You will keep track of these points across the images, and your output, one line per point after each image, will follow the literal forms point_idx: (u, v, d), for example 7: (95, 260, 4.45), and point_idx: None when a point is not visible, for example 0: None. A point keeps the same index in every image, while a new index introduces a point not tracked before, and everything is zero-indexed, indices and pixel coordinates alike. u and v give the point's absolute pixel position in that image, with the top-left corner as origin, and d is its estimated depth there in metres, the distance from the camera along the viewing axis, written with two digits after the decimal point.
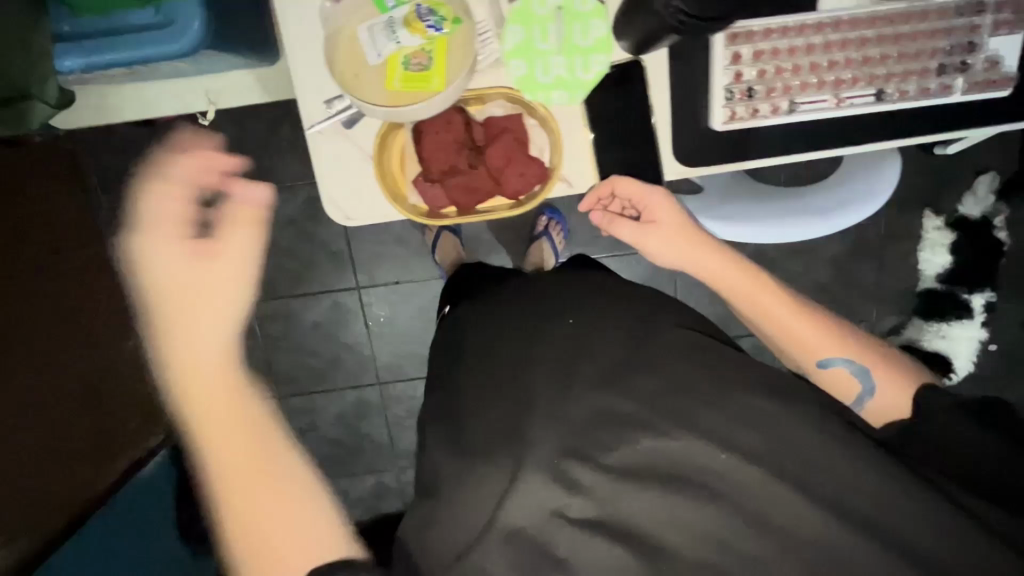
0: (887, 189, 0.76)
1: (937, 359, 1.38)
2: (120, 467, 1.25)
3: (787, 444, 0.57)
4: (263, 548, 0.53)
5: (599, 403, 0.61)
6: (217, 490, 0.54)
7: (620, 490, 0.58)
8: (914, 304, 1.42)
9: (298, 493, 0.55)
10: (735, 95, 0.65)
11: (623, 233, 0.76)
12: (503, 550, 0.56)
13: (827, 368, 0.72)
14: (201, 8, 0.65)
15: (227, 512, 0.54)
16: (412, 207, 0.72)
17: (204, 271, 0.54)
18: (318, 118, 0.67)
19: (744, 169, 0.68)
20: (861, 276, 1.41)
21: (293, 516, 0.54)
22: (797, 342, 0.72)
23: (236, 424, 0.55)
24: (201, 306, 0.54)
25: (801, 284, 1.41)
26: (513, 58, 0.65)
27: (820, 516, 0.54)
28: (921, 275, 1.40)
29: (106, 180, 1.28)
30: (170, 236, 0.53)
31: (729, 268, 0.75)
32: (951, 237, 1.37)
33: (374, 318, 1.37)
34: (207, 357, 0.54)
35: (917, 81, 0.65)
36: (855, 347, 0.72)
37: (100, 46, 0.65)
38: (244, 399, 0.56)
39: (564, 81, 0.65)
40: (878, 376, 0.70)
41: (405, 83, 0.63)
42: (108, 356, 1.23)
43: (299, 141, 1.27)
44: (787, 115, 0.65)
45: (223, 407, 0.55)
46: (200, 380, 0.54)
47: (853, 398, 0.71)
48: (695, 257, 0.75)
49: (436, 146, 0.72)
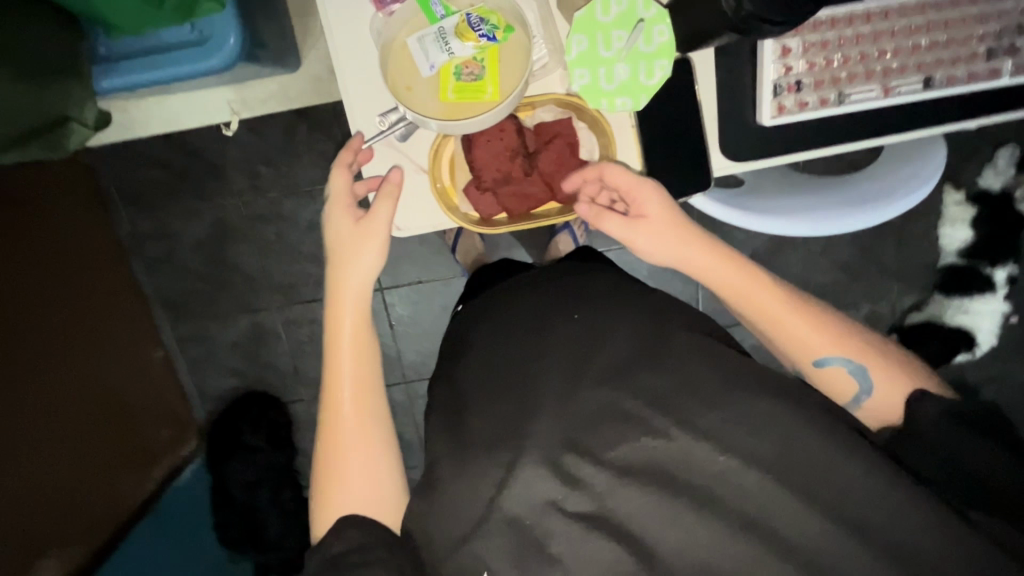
0: (936, 171, 0.74)
1: (960, 334, 1.36)
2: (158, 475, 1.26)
3: (789, 446, 0.54)
4: (333, 486, 0.64)
5: (612, 397, 0.58)
6: (327, 415, 0.66)
7: (619, 485, 0.56)
8: (936, 280, 1.39)
9: (381, 454, 0.65)
10: (783, 89, 0.64)
11: (611, 229, 0.69)
12: (502, 538, 0.55)
13: (825, 368, 0.66)
14: (236, 24, 0.70)
15: (329, 435, 0.66)
16: (464, 216, 0.72)
17: (353, 244, 0.68)
18: (369, 133, 0.69)
19: (788, 162, 0.69)
20: (882, 254, 1.40)
21: (371, 465, 0.64)
22: (789, 338, 0.66)
23: (352, 381, 0.67)
24: (350, 271, 0.68)
25: (822, 264, 1.40)
26: (576, 67, 0.62)
27: (808, 511, 0.52)
28: (942, 250, 1.37)
29: (128, 195, 1.29)
30: (341, 202, 0.70)
31: (721, 265, 0.67)
32: (973, 212, 1.34)
33: (398, 318, 1.38)
34: (346, 297, 0.68)
35: (965, 66, 0.65)
36: (853, 344, 0.66)
37: (141, 67, 0.71)
38: (364, 364, 0.68)
39: (627, 87, 0.63)
40: (879, 375, 0.64)
41: (459, 94, 0.65)
42: (142, 367, 1.25)
43: (316, 145, 1.27)
44: (836, 106, 0.65)
45: (345, 362, 0.67)
46: (336, 335, 0.68)
47: (851, 399, 0.66)
48: (685, 250, 0.68)
49: (489, 154, 0.73)
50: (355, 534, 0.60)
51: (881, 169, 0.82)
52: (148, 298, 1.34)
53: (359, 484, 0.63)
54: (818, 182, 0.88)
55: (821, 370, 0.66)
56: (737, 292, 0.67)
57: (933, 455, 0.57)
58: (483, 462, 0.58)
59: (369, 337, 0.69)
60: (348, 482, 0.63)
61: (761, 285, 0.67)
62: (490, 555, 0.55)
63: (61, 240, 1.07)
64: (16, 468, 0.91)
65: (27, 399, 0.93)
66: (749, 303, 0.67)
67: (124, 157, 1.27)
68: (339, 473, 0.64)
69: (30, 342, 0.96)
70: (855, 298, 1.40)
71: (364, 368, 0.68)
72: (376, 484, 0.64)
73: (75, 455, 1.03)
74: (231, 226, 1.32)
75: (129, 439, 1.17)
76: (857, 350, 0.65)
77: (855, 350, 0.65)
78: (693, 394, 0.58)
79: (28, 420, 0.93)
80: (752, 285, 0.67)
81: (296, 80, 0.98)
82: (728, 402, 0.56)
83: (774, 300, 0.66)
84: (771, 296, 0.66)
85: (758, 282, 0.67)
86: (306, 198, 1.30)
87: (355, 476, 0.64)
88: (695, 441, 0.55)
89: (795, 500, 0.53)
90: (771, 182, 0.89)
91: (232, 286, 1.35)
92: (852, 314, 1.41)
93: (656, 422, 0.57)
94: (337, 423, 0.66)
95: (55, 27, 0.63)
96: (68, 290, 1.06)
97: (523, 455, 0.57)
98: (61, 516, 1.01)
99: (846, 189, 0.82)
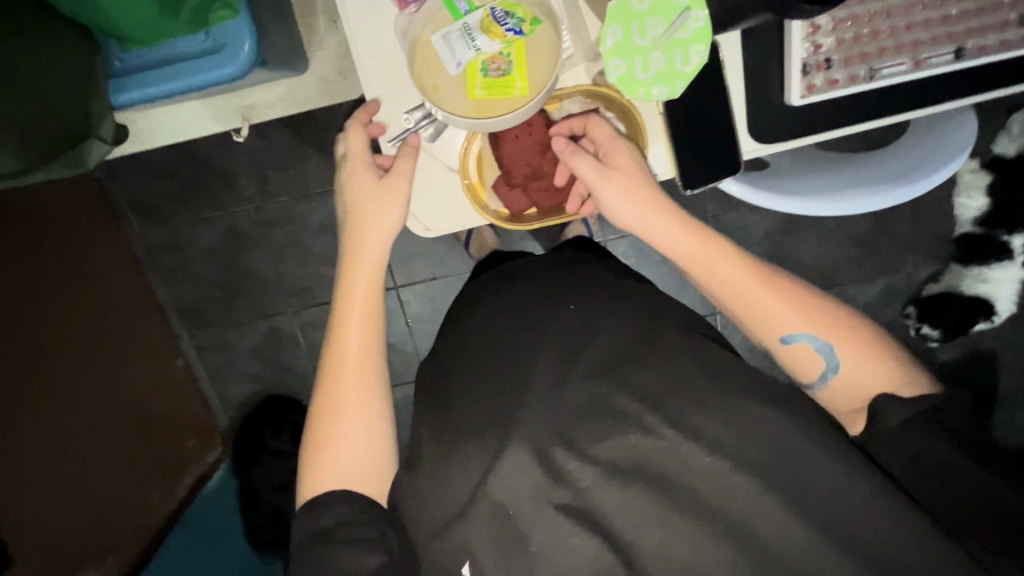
0: (965, 147, 0.73)
1: (977, 305, 1.29)
2: (186, 484, 1.27)
3: (769, 445, 0.54)
4: (328, 447, 0.63)
5: (596, 390, 0.59)
6: (331, 367, 0.66)
7: (605, 484, 0.56)
8: (951, 251, 1.35)
9: (381, 423, 0.65)
10: (812, 67, 0.63)
11: (580, 170, 0.67)
12: (484, 523, 0.56)
13: (793, 345, 0.64)
14: (250, 31, 0.73)
15: (326, 386, 0.66)
16: (494, 213, 0.73)
17: (368, 204, 0.68)
18: (393, 133, 0.70)
19: (816, 142, 0.68)
20: (897, 227, 1.38)
21: (364, 430, 0.64)
22: (756, 315, 0.65)
23: (359, 347, 0.66)
24: (367, 232, 0.68)
25: (837, 239, 1.38)
26: (613, 58, 0.59)
27: (770, 503, 0.53)
28: (957, 219, 1.33)
29: (139, 206, 1.29)
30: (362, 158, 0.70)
31: (682, 234, 0.67)
32: (987, 178, 1.26)
33: (413, 315, 1.36)
34: (364, 251, 0.68)
35: (996, 34, 0.64)
36: (821, 319, 0.64)
37: (157, 77, 0.75)
38: (371, 333, 0.67)
39: (663, 76, 0.60)
40: (846, 351, 0.63)
41: (487, 90, 0.66)
42: (165, 377, 1.26)
43: (324, 145, 1.26)
44: (867, 81, 0.64)
45: (353, 326, 0.67)
46: (348, 298, 0.68)
47: (817, 377, 0.65)
48: (652, 212, 0.67)
49: (517, 151, 0.73)
50: (345, 507, 0.60)
51: (910, 144, 0.82)
52: (165, 309, 1.34)
53: (351, 454, 0.63)
54: (847, 158, 0.88)
55: (788, 347, 0.65)
56: (728, 285, 0.65)
57: (907, 465, 0.57)
58: (469, 451, 0.58)
59: (379, 305, 0.68)
60: (343, 450, 0.63)
61: (745, 278, 0.65)
62: (475, 546, 0.55)
63: (79, 258, 1.07)
64: (50, 484, 0.92)
65: (56, 413, 0.94)
66: (736, 295, 0.66)
67: (132, 170, 1.27)
68: (332, 440, 0.63)
69: (57, 355, 0.96)
70: (870, 272, 1.39)
71: (371, 336, 0.67)
72: (369, 457, 0.64)
73: (103, 469, 1.04)
74: (244, 232, 1.31)
75: (157, 449, 1.18)
76: (827, 325, 0.64)
77: (825, 326, 0.64)
78: (681, 394, 0.57)
79: (59, 437, 0.94)
80: (739, 278, 0.65)
81: (304, 82, 0.97)
82: (714, 405, 0.56)
83: (761, 291, 0.64)
84: (755, 287, 0.65)
85: (748, 277, 0.65)
86: (316, 200, 1.29)
87: (350, 445, 0.63)
88: (683, 439, 0.56)
89: (763, 496, 0.53)
90: (798, 159, 0.89)
91: (248, 292, 1.35)
92: (866, 287, 1.40)
93: (647, 419, 0.57)
94: (339, 388, 0.65)
95: (73, 46, 0.67)
96: (88, 304, 1.06)
97: (510, 442, 0.57)
98: (99, 527, 1.03)
99: (876, 166, 0.82)
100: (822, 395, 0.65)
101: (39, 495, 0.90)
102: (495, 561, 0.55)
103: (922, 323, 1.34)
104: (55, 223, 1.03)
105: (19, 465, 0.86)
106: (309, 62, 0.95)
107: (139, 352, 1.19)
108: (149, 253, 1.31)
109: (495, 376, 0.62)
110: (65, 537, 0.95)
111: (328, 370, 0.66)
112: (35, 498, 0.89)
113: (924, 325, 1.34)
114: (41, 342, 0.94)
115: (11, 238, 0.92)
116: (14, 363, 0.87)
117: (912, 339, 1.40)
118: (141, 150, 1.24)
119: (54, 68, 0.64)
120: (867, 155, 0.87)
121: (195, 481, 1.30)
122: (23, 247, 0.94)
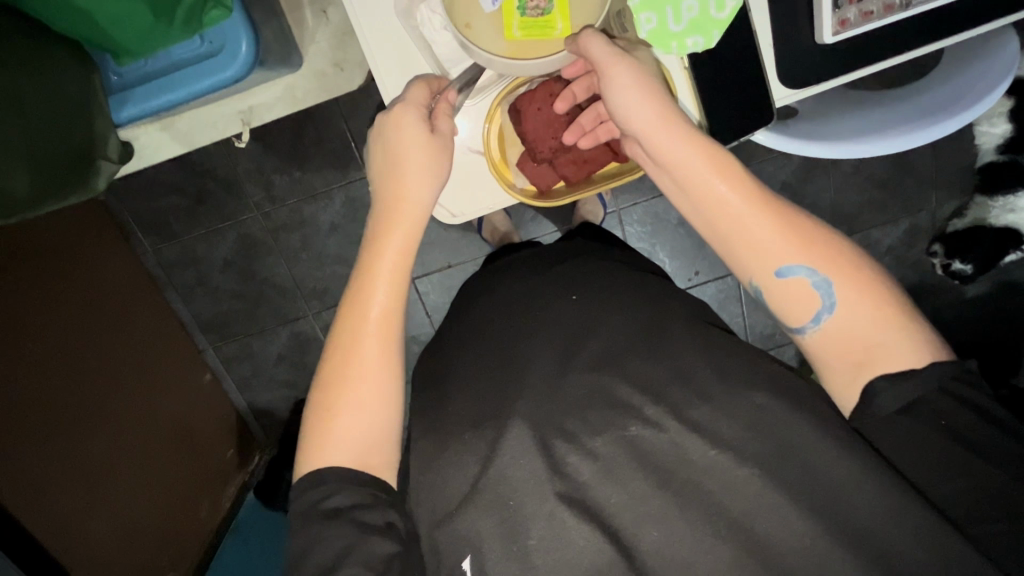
0: (990, 95, 0.72)
1: (1007, 236, 1.22)
2: (230, 494, 1.28)
3: (772, 424, 0.52)
4: (337, 412, 0.56)
5: (597, 381, 0.57)
6: (348, 316, 0.59)
7: (604, 478, 0.53)
8: (975, 182, 1.29)
9: (389, 403, 0.57)
10: (843, 1, 0.65)
11: (594, 50, 0.61)
12: (485, 517, 0.53)
13: (786, 279, 0.56)
14: (246, 30, 0.72)
15: (342, 335, 0.58)
16: (521, 190, 0.76)
17: (410, 157, 0.63)
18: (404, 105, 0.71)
19: (846, 83, 0.69)
20: (919, 162, 1.31)
21: (372, 401, 0.56)
22: (748, 243, 0.56)
23: (384, 307, 0.59)
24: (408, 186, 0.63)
25: (858, 182, 1.31)
26: (642, 11, 0.64)
27: (768, 489, 0.50)
28: (979, 149, 1.27)
29: (147, 224, 1.28)
30: (415, 102, 0.65)
31: (691, 139, 0.58)
32: (1010, 102, 1.18)
33: (433, 306, 1.32)
34: (400, 205, 0.63)
35: None
36: (820, 247, 0.55)
37: (159, 88, 0.74)
38: (399, 294, 0.60)
39: (697, 24, 0.65)
40: (848, 289, 0.54)
41: (525, 31, 0.68)
42: (195, 391, 1.25)
43: (327, 142, 1.24)
44: (902, 9, 0.65)
45: (382, 283, 0.59)
46: (378, 251, 0.61)
47: (811, 319, 0.55)
48: (662, 107, 0.59)
49: (540, 124, 0.73)
50: (354, 487, 0.54)
51: (949, 83, 0.79)
52: (187, 325, 1.34)
53: (363, 428, 0.56)
54: (885, 96, 0.86)
55: (782, 282, 0.56)
56: (722, 212, 0.56)
57: (916, 461, 0.50)
58: (466, 441, 0.57)
59: (411, 264, 0.61)
60: (353, 421, 0.56)
61: (746, 207, 0.56)
62: (481, 538, 0.52)
63: (99, 286, 1.07)
64: (101, 511, 0.93)
65: (94, 440, 0.94)
66: (733, 231, 0.56)
67: (140, 189, 1.25)
68: (346, 405, 0.56)
69: (90, 382, 0.96)
70: (893, 213, 1.33)
71: (400, 298, 0.60)
72: (378, 433, 0.56)
73: (145, 486, 1.04)
74: (255, 238, 1.29)
75: (196, 463, 1.18)
76: (828, 257, 0.55)
77: (824, 258, 0.55)
78: (684, 384, 0.56)
79: (99, 465, 0.94)
80: (735, 204, 0.56)
81: (302, 78, 0.95)
82: (716, 394, 0.54)
83: (760, 222, 0.56)
84: (753, 214, 0.56)
85: (747, 205, 0.56)
86: (323, 199, 1.27)
87: (360, 422, 0.56)
88: (684, 431, 0.53)
89: (758, 479, 0.50)
90: (830, 102, 0.88)
91: (267, 299, 1.34)
92: (889, 230, 1.34)
93: (646, 409, 0.54)
94: (359, 348, 0.57)
95: (70, 63, 0.66)
96: (111, 324, 1.06)
97: (508, 430, 0.55)
98: (152, 544, 1.04)
99: (904, 106, 0.81)
100: (813, 343, 0.56)
101: (86, 521, 0.90)
102: (498, 555, 0.52)
103: (952, 260, 1.27)
104: (69, 251, 1.02)
105: (59, 493, 0.86)
106: (303, 57, 0.93)
107: (168, 368, 1.19)
108: (162, 271, 1.30)
109: (503, 367, 0.61)
110: (114, 558, 0.95)
111: (348, 324, 0.58)
112: (87, 526, 0.90)
113: (954, 261, 1.27)
114: (74, 374, 0.93)
115: (26, 266, 0.91)
116: (44, 392, 0.87)
117: (940, 277, 1.34)
118: (143, 168, 1.23)
119: (55, 90, 0.64)
120: (903, 93, 0.85)
121: (236, 491, 1.29)
122: (41, 281, 0.93)
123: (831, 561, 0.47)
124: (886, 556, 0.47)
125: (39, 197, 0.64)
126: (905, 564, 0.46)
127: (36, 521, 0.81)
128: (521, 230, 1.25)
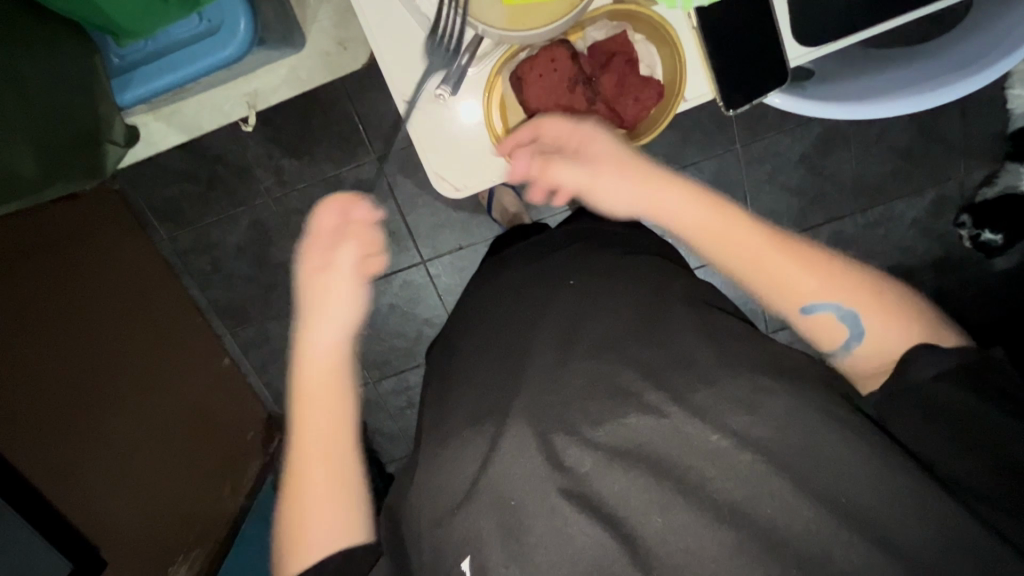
0: (1012, 54, 0.69)
1: None
2: (251, 476, 1.28)
3: (780, 416, 0.50)
4: (299, 525, 0.56)
5: (599, 369, 0.56)
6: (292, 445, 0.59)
7: (607, 468, 0.52)
8: (1006, 149, 1.24)
9: (345, 501, 0.57)
10: None
11: (562, 176, 0.64)
12: (488, 511, 0.52)
13: (812, 315, 0.57)
14: (245, 8, 0.70)
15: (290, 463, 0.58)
16: None
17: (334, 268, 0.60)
18: (406, 89, 0.72)
19: (858, 40, 0.69)
20: (946, 129, 1.24)
21: (328, 507, 0.56)
22: (771, 286, 0.58)
23: (320, 431, 0.59)
24: (312, 328, 0.60)
25: (879, 153, 1.26)
26: None
27: (774, 479, 0.48)
28: (1012, 114, 1.22)
29: (160, 214, 1.29)
30: (332, 226, 0.61)
31: (691, 204, 0.60)
32: None
33: (446, 289, 1.31)
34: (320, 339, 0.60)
35: None
36: (844, 284, 0.57)
37: (161, 68, 0.73)
38: (333, 408, 0.60)
39: None
40: (875, 320, 0.55)
41: None
42: (213, 373, 1.27)
43: (333, 126, 1.23)
44: None
45: (311, 414, 0.59)
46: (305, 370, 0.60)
47: (839, 348, 0.57)
48: (651, 181, 0.62)
49: (541, 90, 0.71)
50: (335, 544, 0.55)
51: (974, 41, 0.76)
52: (203, 310, 1.34)
53: (326, 515, 0.56)
54: (904, 56, 0.84)
55: (809, 318, 0.58)
56: (740, 258, 0.58)
57: (935, 434, 0.50)
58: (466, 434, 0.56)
59: (343, 370, 0.61)
60: (317, 521, 0.56)
61: (761, 250, 0.58)
62: (480, 532, 0.52)
63: (115, 272, 1.07)
64: (126, 487, 0.95)
65: (114, 424, 0.94)
66: (751, 273, 0.59)
67: (155, 176, 1.27)
68: (310, 516, 0.56)
69: (111, 366, 0.97)
70: (919, 183, 1.27)
71: (335, 417, 0.59)
72: (343, 511, 0.57)
73: (167, 467, 1.05)
74: (268, 224, 1.29)
75: (220, 449, 1.21)
76: (853, 290, 0.56)
77: (847, 291, 0.56)
78: (688, 370, 0.55)
79: (123, 447, 0.96)
80: (755, 251, 0.58)
81: (305, 58, 0.94)
82: (721, 380, 0.53)
83: (777, 263, 0.58)
84: (771, 258, 0.58)
85: (763, 247, 0.58)
86: (334, 182, 1.26)
87: (319, 531, 0.56)
88: (686, 417, 0.52)
89: (762, 471, 0.49)
90: (846, 61, 0.85)
91: (282, 284, 1.34)
92: (914, 202, 1.28)
93: (648, 397, 0.54)
94: (302, 466, 0.58)
95: (67, 44, 0.66)
96: (129, 310, 1.07)
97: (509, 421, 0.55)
98: (175, 524, 1.06)
99: (916, 66, 0.79)
100: (844, 367, 0.59)
101: (107, 503, 0.91)
102: (497, 548, 0.51)
103: (982, 230, 1.23)
104: (84, 239, 1.03)
105: (82, 472, 0.87)
106: (306, 37, 0.92)
107: (184, 350, 1.19)
108: (178, 259, 1.32)
109: (505, 355, 0.61)
110: (136, 538, 0.96)
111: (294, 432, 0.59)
112: (110, 507, 0.91)
113: (984, 232, 1.23)
114: (96, 362, 0.94)
115: (48, 254, 0.93)
116: (66, 374, 0.88)
117: (970, 250, 1.28)
118: (153, 158, 1.24)
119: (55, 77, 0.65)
120: (923, 53, 0.82)
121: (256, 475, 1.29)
122: (59, 266, 0.94)
123: (841, 556, 0.46)
124: (896, 549, 0.45)
125: (46, 180, 0.65)
126: (918, 560, 0.45)
127: (61, 500, 0.82)
128: (532, 210, 1.24)
